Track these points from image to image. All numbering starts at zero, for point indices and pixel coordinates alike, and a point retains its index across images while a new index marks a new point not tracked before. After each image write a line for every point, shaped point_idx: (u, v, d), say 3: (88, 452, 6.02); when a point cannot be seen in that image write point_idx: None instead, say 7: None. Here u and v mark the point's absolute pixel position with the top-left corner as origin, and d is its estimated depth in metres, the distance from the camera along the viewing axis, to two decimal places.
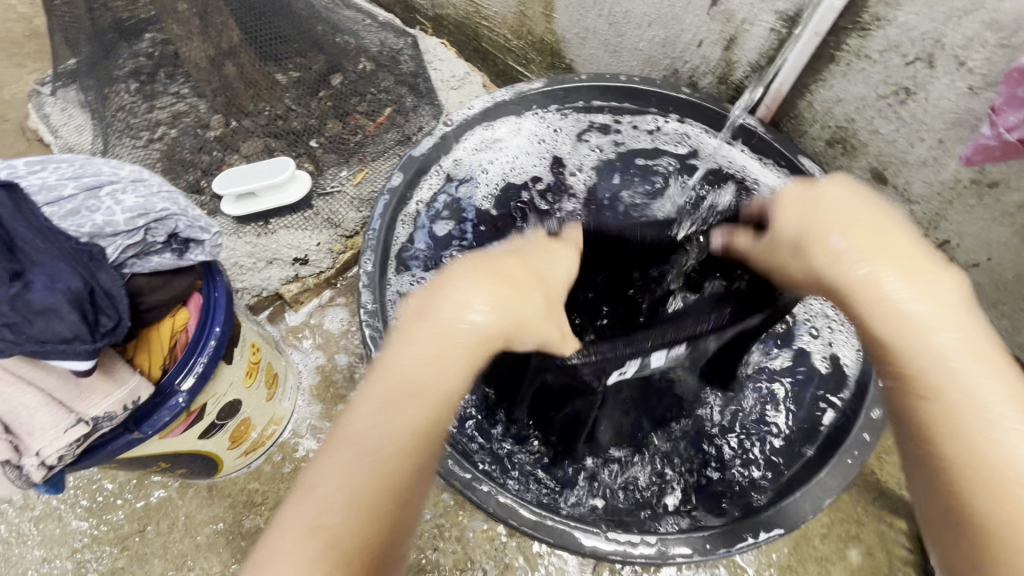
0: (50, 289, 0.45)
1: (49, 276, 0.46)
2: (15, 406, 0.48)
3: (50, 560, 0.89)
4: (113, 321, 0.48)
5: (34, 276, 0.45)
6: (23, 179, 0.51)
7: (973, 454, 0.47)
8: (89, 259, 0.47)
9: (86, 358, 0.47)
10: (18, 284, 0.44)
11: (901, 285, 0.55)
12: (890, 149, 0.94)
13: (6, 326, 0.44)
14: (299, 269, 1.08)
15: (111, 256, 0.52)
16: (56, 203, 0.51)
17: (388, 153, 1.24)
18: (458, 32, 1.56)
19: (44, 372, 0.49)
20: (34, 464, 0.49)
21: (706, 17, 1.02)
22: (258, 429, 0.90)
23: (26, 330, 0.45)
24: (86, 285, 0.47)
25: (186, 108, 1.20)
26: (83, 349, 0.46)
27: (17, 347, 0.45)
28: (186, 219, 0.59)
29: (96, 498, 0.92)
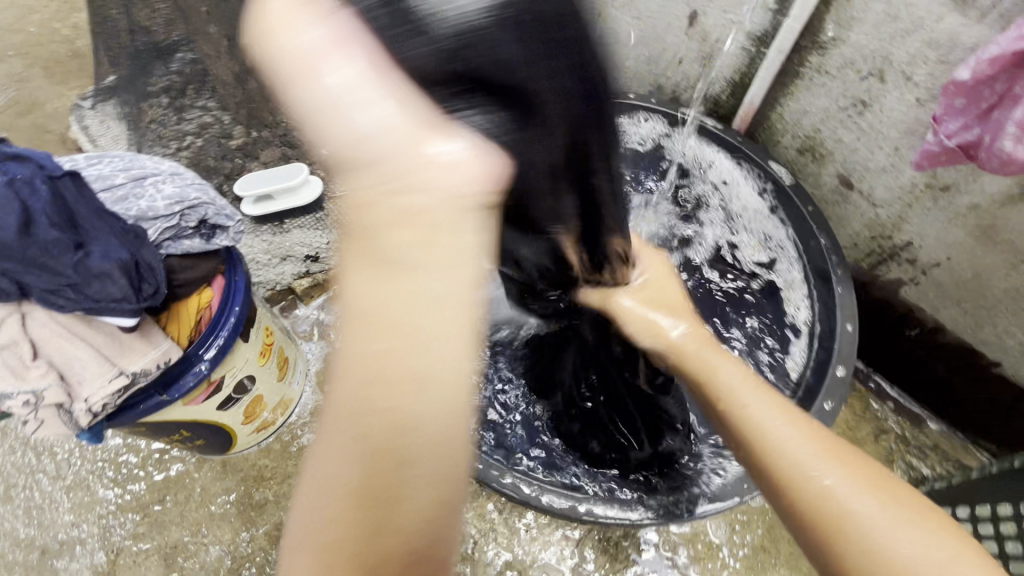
0: (106, 258, 0.54)
1: (105, 248, 0.54)
2: (70, 359, 0.57)
3: (78, 525, 0.97)
4: (154, 288, 0.57)
5: (93, 247, 0.54)
6: (84, 170, 0.62)
7: (767, 443, 0.55)
8: (134, 237, 0.58)
9: (131, 316, 0.56)
10: (81, 252, 0.53)
11: (722, 362, 0.64)
12: (854, 156, 1.02)
13: (69, 286, 0.52)
14: (310, 266, 1.19)
15: (152, 236, 0.62)
16: (110, 190, 0.61)
17: None
18: None
19: (94, 331, 0.58)
20: (83, 409, 0.58)
21: (685, 37, 1.12)
22: (270, 407, 0.99)
23: (84, 291, 0.53)
24: (133, 257, 0.57)
25: (213, 119, 1.32)
26: (129, 308, 0.55)
27: (77, 304, 0.53)
28: (214, 208, 0.68)
29: (122, 469, 1.01)
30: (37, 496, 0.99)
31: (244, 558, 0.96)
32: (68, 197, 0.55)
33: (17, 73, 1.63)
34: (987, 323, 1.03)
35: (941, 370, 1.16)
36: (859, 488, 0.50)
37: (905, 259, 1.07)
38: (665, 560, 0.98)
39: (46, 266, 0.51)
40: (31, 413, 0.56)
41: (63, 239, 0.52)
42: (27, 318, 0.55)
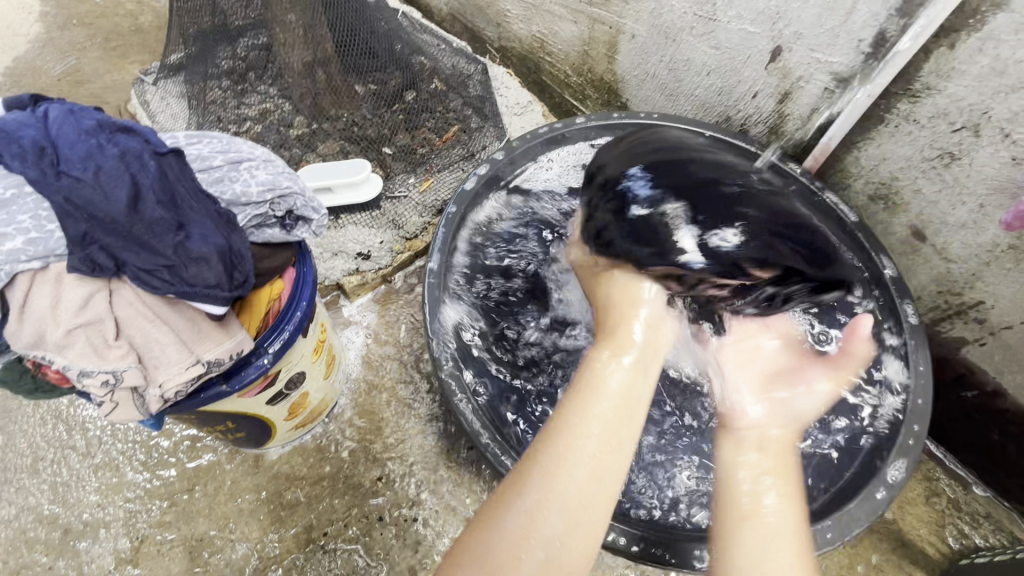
0: (204, 242, 0.52)
1: (203, 231, 0.53)
2: (149, 341, 0.55)
3: (104, 506, 0.94)
4: (245, 277, 0.56)
5: (192, 229, 0.52)
6: (184, 148, 0.61)
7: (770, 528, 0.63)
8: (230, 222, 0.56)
9: (220, 304, 0.54)
10: (182, 234, 0.51)
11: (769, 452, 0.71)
12: (932, 209, 0.99)
13: (166, 267, 0.50)
14: (360, 264, 1.15)
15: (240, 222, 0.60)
16: (206, 171, 0.60)
17: (454, 166, 1.32)
18: (521, 64, 1.68)
19: (179, 313, 0.56)
20: (155, 395, 0.55)
21: (763, 72, 1.11)
22: (312, 405, 0.96)
23: (180, 273, 0.51)
24: (227, 243, 0.55)
25: (273, 107, 1.31)
26: (222, 295, 0.53)
27: (168, 286, 0.51)
28: (302, 199, 0.66)
29: (152, 454, 0.98)
30: (64, 472, 0.96)
31: (271, 559, 0.92)
32: (172, 176, 0.53)
33: (77, 42, 1.63)
34: None
35: (994, 436, 1.09)
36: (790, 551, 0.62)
37: (973, 318, 1.04)
38: None
39: (148, 244, 0.50)
40: (106, 395, 0.54)
41: (166, 217, 0.50)
42: (114, 295, 0.53)
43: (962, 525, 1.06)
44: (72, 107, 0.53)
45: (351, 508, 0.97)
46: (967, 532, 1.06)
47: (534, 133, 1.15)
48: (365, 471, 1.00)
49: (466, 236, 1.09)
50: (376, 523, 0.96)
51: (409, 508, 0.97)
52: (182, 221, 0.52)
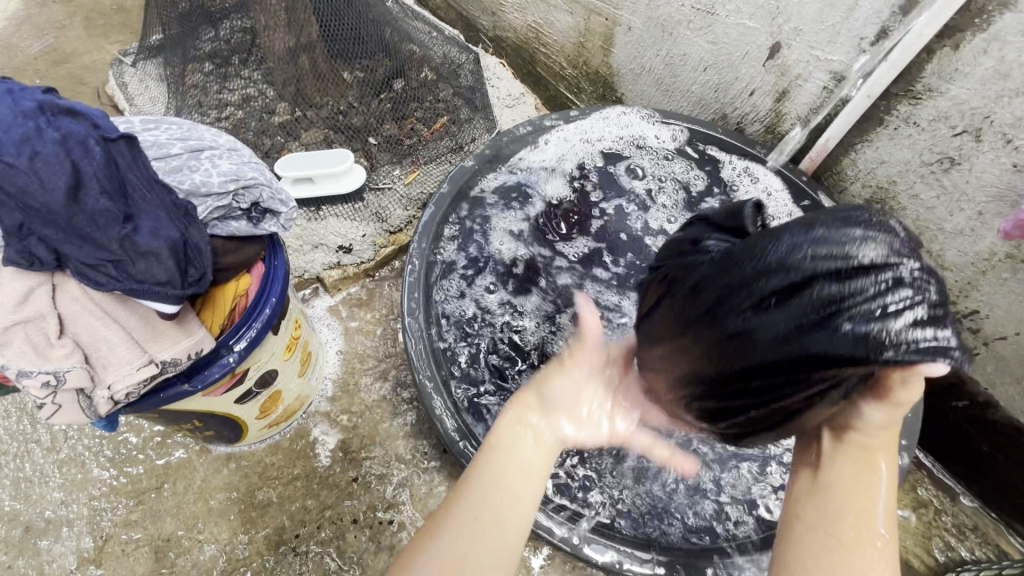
0: (154, 236, 0.49)
1: (154, 224, 0.49)
2: (98, 340, 0.51)
3: (67, 504, 0.91)
4: (200, 273, 0.52)
5: (141, 221, 0.49)
6: (139, 134, 0.57)
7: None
8: (186, 214, 0.52)
9: (172, 302, 0.51)
10: (129, 227, 0.48)
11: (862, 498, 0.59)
12: (928, 215, 0.97)
13: (112, 262, 0.47)
14: (342, 257, 1.12)
15: (201, 215, 0.57)
16: (164, 159, 0.57)
17: (440, 159, 1.30)
18: (515, 55, 1.63)
19: (130, 311, 0.52)
20: (104, 397, 0.52)
21: (761, 69, 1.07)
22: (286, 403, 0.93)
23: (126, 269, 0.48)
24: (181, 236, 0.51)
25: (255, 92, 1.26)
26: (173, 293, 0.50)
27: (115, 282, 0.48)
28: (269, 190, 0.63)
29: (120, 450, 0.95)
30: (27, 468, 0.93)
31: (240, 561, 0.90)
32: (121, 163, 0.49)
33: (56, 20, 1.57)
34: None
35: (984, 448, 1.07)
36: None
37: (967, 328, 1.01)
38: None
39: (91, 237, 0.47)
40: (47, 397, 0.50)
41: (111, 209, 0.47)
42: (58, 290, 0.49)
43: (948, 537, 1.04)
44: (16, 87, 0.49)
45: (325, 509, 0.94)
46: (953, 544, 1.05)
47: (517, 128, 1.12)
48: (340, 471, 0.97)
49: (449, 232, 1.06)
50: (349, 525, 0.93)
51: (384, 511, 0.95)
52: (131, 212, 0.49)
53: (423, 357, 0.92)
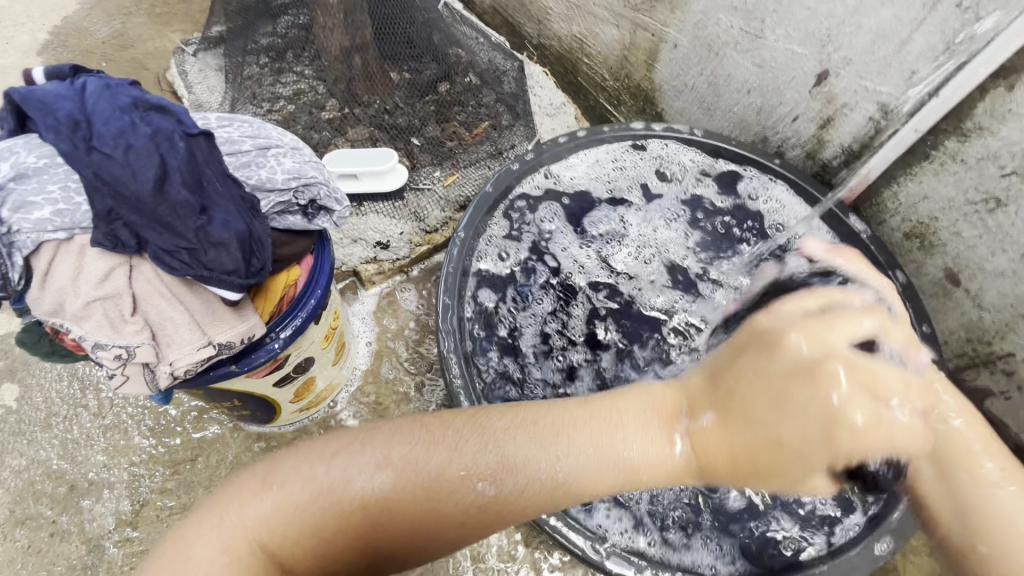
0: (225, 227, 0.53)
1: (225, 217, 0.53)
2: (164, 319, 0.55)
3: (109, 468, 0.96)
4: (262, 265, 0.56)
5: (215, 213, 0.53)
6: (215, 131, 0.62)
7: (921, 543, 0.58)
8: (252, 208, 0.56)
9: (235, 290, 0.55)
10: (204, 218, 0.52)
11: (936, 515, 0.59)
12: (969, 253, 0.96)
13: (186, 250, 0.51)
14: (378, 253, 1.16)
15: (264, 208, 0.62)
16: (235, 155, 0.61)
17: (480, 163, 1.32)
18: (558, 63, 1.66)
19: (195, 295, 0.56)
20: (165, 372, 0.56)
21: (807, 95, 1.07)
22: (319, 388, 0.97)
23: (199, 256, 0.52)
24: (248, 229, 0.55)
25: (307, 88, 1.31)
26: (237, 282, 0.54)
27: (187, 270, 0.52)
28: (326, 189, 0.67)
29: (160, 421, 1.00)
30: (74, 430, 0.99)
31: None
32: (200, 159, 0.53)
33: (123, 5, 1.64)
34: None
35: None
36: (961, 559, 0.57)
37: (1000, 369, 1.00)
38: None
39: (170, 226, 0.51)
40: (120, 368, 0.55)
41: (190, 201, 0.51)
42: (134, 271, 0.53)
43: None
44: (110, 82, 0.54)
45: None
46: None
47: (554, 140, 1.14)
48: None
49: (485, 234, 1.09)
50: None
51: None
52: (206, 205, 0.53)
53: (453, 360, 0.95)
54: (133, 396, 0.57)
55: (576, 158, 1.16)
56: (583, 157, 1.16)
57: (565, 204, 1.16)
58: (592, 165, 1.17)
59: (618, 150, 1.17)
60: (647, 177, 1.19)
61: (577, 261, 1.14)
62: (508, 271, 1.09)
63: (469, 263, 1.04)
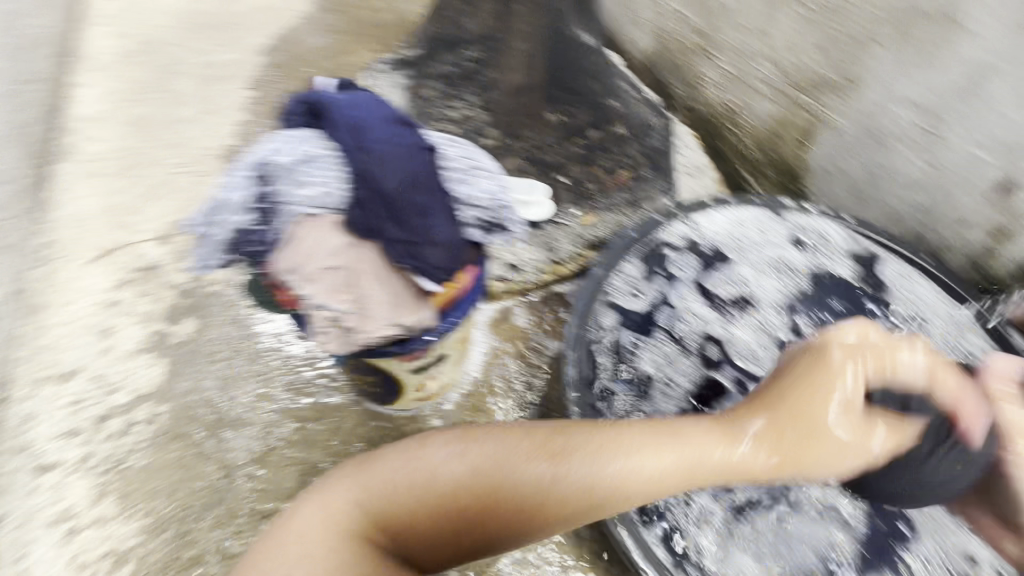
0: (441, 232, 0.64)
1: (441, 223, 0.64)
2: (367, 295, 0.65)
3: (248, 409, 1.10)
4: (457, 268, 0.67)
5: (435, 219, 0.64)
6: (438, 144, 0.72)
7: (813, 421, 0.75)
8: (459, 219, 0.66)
9: (437, 283, 0.67)
10: (428, 222, 0.63)
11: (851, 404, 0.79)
12: None
13: (411, 244, 0.63)
14: (509, 273, 1.25)
15: (462, 216, 0.70)
16: (448, 168, 0.71)
17: (617, 208, 1.35)
18: (699, 125, 1.68)
19: (396, 280, 0.67)
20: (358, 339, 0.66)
21: (982, 202, 1.06)
22: (440, 384, 1.05)
23: (424, 259, 0.64)
24: (454, 236, 0.66)
25: (473, 115, 1.46)
26: (440, 278, 0.65)
27: (407, 260, 0.64)
28: (508, 211, 0.73)
29: (297, 379, 1.14)
30: (229, 369, 1.14)
31: None
32: (432, 173, 0.64)
33: (333, 23, 1.93)
34: None
35: None
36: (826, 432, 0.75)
37: None
38: None
39: (403, 224, 0.63)
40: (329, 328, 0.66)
41: (429, 213, 0.63)
42: (357, 251, 0.64)
43: None
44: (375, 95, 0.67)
45: None
46: None
47: (700, 200, 1.18)
48: None
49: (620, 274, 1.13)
50: None
51: None
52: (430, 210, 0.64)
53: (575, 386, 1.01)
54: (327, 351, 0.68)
55: (714, 218, 1.19)
56: (724, 219, 1.19)
57: (697, 259, 1.18)
58: (732, 227, 1.19)
59: (759, 217, 1.18)
60: (785, 247, 1.18)
61: (702, 317, 1.15)
62: (631, 314, 1.13)
63: (600, 298, 1.09)
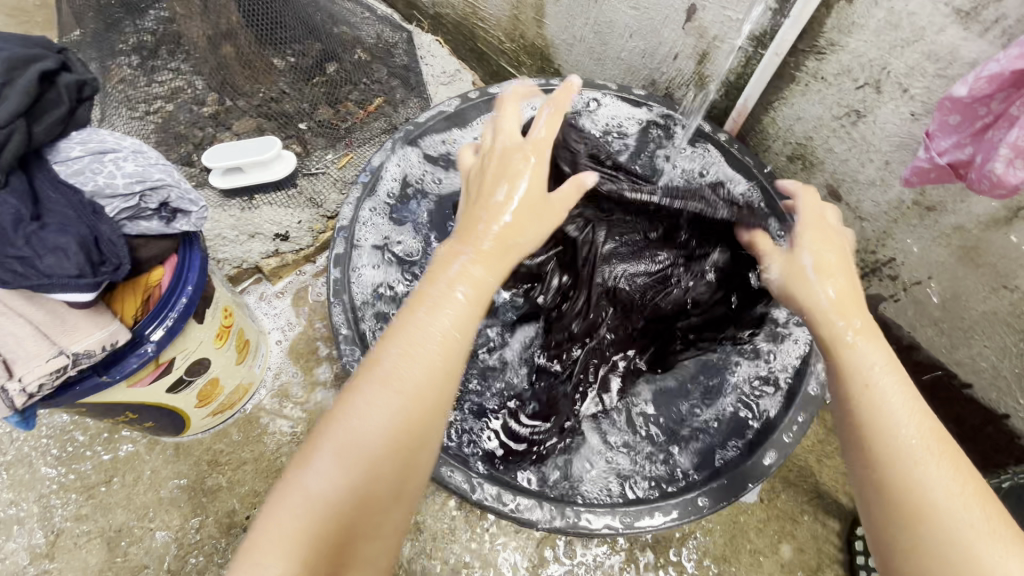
0: (61, 233, 0.53)
1: (61, 223, 0.53)
2: (8, 336, 0.55)
3: (17, 503, 0.93)
4: (115, 264, 0.56)
5: (49, 220, 0.53)
6: (97, 140, 0.60)
7: (891, 452, 0.52)
8: (92, 212, 0.56)
9: (88, 292, 0.54)
10: (36, 224, 0.52)
11: (903, 413, 0.54)
12: (843, 168, 0.99)
13: (19, 259, 0.51)
14: (279, 245, 1.13)
15: (109, 215, 0.58)
16: (65, 163, 0.58)
17: (375, 140, 1.27)
18: (455, 32, 1.59)
19: (38, 308, 0.56)
20: (16, 390, 0.55)
21: (681, 32, 1.08)
22: (226, 390, 0.95)
23: (36, 265, 0.52)
24: (91, 232, 0.55)
25: (184, 84, 1.23)
26: (85, 283, 0.53)
27: (27, 278, 0.52)
28: (178, 191, 0.65)
29: (67, 448, 0.97)
30: None
31: (192, 546, 0.92)
32: (118, 210, 0.60)
33: None
34: (961, 345, 1.03)
35: (912, 388, 1.16)
36: (943, 452, 0.52)
37: (886, 274, 1.06)
38: (638, 553, 0.99)
39: (16, 256, 0.51)
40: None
41: (19, 208, 0.52)
42: None
43: None
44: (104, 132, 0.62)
45: (273, 491, 0.97)
46: None
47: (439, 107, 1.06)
48: (289, 454, 1.00)
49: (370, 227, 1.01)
50: None
51: None
52: (39, 213, 0.53)
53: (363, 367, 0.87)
54: None
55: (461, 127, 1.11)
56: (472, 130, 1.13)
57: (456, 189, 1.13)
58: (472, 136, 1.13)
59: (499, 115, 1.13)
60: None
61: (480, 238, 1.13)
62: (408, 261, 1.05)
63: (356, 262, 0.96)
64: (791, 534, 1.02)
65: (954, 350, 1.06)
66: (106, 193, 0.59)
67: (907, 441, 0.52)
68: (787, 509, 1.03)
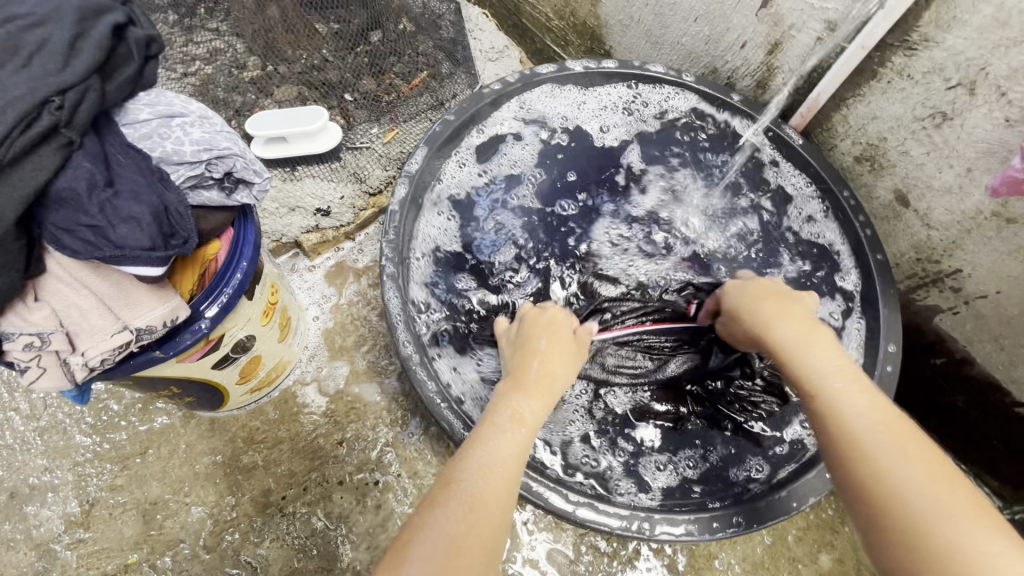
0: (135, 202, 0.50)
1: (134, 190, 0.51)
2: (71, 307, 0.52)
3: (51, 470, 0.92)
4: (184, 238, 0.53)
5: (122, 186, 0.50)
6: (163, 102, 0.57)
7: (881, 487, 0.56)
8: (161, 180, 0.53)
9: (156, 266, 0.52)
10: (109, 191, 0.49)
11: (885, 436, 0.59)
12: (917, 172, 0.95)
13: (92, 228, 0.48)
14: (320, 221, 1.11)
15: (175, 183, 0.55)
16: (133, 125, 0.54)
17: (421, 116, 1.22)
18: (499, 6, 1.53)
19: (99, 280, 0.53)
20: (79, 364, 0.53)
21: (754, 19, 1.02)
22: (267, 368, 0.92)
23: (108, 235, 0.49)
24: (162, 202, 0.52)
25: (224, 46, 1.17)
26: (155, 257, 0.51)
27: (98, 248, 0.49)
28: (243, 161, 0.61)
29: (102, 417, 0.95)
30: (7, 436, 0.93)
31: (227, 523, 0.91)
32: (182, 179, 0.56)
33: None
34: (1021, 363, 1.00)
35: (958, 403, 1.12)
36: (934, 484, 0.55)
37: (948, 286, 1.02)
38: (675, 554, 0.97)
39: (89, 223, 0.48)
40: (31, 360, 0.52)
41: (93, 173, 0.49)
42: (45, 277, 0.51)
43: None
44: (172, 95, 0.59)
45: (309, 472, 0.95)
46: None
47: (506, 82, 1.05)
48: (326, 435, 0.98)
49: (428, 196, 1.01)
50: (336, 487, 0.95)
51: (370, 472, 0.96)
52: (112, 178, 0.50)
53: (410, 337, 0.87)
54: (51, 391, 0.54)
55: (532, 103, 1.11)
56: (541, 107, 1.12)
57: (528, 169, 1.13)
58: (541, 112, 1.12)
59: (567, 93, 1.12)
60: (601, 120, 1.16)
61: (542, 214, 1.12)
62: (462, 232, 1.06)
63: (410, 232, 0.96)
64: (830, 544, 1.00)
65: (1011, 367, 1.02)
66: (173, 160, 0.56)
67: (893, 474, 0.56)
68: (826, 518, 1.01)
